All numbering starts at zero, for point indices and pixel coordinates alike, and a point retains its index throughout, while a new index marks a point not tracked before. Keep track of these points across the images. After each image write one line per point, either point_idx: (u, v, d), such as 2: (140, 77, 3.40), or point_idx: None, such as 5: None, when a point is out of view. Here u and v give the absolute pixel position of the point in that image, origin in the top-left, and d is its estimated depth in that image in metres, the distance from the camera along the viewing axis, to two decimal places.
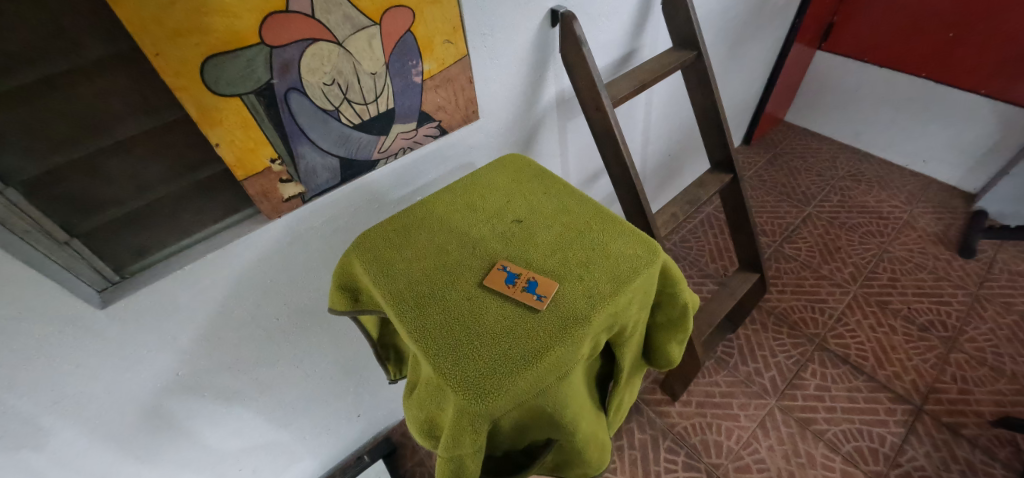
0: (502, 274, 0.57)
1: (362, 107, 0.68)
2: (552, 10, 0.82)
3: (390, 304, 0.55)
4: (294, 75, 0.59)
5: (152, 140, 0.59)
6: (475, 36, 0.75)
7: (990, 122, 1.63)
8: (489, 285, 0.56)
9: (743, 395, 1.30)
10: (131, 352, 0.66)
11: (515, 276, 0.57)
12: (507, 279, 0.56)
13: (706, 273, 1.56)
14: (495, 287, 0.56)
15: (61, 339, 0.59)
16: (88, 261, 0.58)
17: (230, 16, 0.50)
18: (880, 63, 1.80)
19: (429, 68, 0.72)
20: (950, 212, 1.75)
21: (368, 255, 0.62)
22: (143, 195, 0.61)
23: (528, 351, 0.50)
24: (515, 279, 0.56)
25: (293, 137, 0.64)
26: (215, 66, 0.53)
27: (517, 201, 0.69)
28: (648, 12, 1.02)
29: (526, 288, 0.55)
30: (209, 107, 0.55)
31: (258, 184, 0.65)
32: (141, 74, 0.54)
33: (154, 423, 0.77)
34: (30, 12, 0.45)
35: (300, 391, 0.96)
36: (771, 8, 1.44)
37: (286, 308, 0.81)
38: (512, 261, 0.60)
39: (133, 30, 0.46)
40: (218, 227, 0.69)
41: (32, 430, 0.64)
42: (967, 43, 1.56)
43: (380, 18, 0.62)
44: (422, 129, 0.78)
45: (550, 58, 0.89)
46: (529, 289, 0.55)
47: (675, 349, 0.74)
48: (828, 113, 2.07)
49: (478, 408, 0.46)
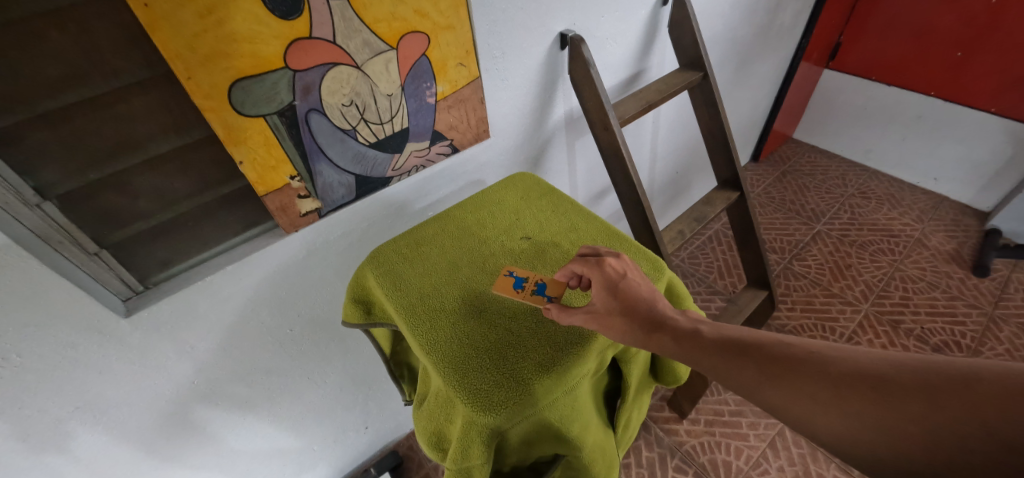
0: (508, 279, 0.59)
1: (378, 127, 0.71)
2: (560, 34, 0.85)
3: (403, 317, 0.57)
4: (315, 97, 0.62)
5: (181, 158, 0.62)
6: (487, 59, 0.78)
7: (1001, 140, 1.63)
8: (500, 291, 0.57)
9: (753, 414, 1.28)
10: (151, 360, 0.68)
11: (523, 280, 0.58)
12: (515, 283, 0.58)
13: (715, 289, 1.56)
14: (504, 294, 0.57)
15: (87, 345, 0.61)
16: (114, 271, 0.61)
17: (257, 42, 0.54)
18: (888, 81, 1.81)
19: (441, 89, 0.75)
20: (963, 230, 1.74)
21: (381, 268, 0.64)
22: (170, 209, 0.64)
23: (534, 365, 0.51)
24: (523, 283, 0.58)
25: (312, 155, 0.66)
26: (242, 89, 0.56)
27: (526, 218, 0.71)
28: (656, 34, 1.05)
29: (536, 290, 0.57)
30: (235, 127, 0.58)
31: (278, 199, 0.68)
32: (172, 95, 0.57)
33: (172, 429, 0.79)
34: (75, 38, 0.49)
35: (311, 401, 0.98)
36: (776, 29, 1.47)
37: (300, 320, 0.84)
38: (516, 266, 0.61)
39: (168, 56, 0.50)
40: (238, 240, 0.72)
41: (56, 433, 0.66)
42: (976, 61, 1.57)
43: (396, 43, 0.65)
44: (435, 148, 0.81)
45: (559, 80, 0.92)
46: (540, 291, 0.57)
47: (681, 367, 0.74)
48: (837, 131, 2.08)
49: (486, 421, 0.47)
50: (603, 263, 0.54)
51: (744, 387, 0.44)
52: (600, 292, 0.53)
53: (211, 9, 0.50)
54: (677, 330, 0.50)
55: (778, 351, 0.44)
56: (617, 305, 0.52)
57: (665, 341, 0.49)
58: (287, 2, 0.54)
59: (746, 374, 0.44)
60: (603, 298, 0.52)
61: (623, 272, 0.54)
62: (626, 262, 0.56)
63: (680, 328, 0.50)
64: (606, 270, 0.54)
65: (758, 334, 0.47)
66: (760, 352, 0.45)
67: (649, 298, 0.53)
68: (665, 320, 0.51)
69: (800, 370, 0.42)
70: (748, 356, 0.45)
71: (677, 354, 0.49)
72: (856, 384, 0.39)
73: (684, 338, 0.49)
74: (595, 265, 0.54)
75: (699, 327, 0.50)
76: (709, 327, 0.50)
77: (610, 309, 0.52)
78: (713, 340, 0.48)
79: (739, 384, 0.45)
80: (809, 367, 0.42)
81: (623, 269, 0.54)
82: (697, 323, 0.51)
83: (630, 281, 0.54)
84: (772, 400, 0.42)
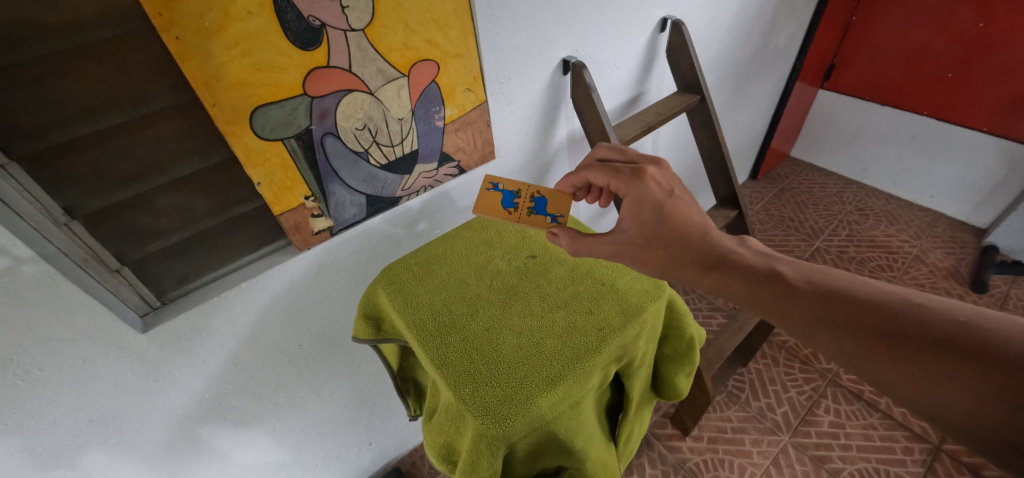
0: (497, 195, 0.71)
1: (389, 149, 0.74)
2: (563, 60, 0.89)
3: (413, 332, 0.59)
4: (330, 121, 0.65)
5: (202, 179, 0.64)
6: (494, 84, 0.81)
7: (995, 158, 1.66)
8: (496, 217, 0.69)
9: (755, 431, 1.28)
10: (165, 374, 0.70)
11: (511, 197, 0.70)
12: (505, 204, 0.70)
13: (715, 305, 1.58)
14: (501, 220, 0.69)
15: (105, 360, 0.63)
16: (133, 287, 0.64)
17: (279, 71, 0.57)
18: (881, 101, 1.85)
19: (450, 113, 0.78)
20: (960, 246, 1.76)
21: (393, 285, 0.66)
22: (189, 227, 0.66)
23: (542, 380, 0.53)
24: (515, 202, 0.70)
25: (326, 177, 0.69)
26: (263, 114, 0.59)
27: (531, 237, 0.73)
28: (654, 60, 1.09)
29: (532, 207, 0.70)
30: (255, 150, 0.61)
31: (292, 218, 0.70)
32: (197, 121, 0.60)
33: (181, 445, 0.80)
34: (110, 68, 0.52)
35: (316, 417, 0.98)
36: (771, 52, 1.51)
37: (308, 335, 0.85)
38: (498, 177, 0.72)
39: (196, 85, 0.53)
40: (253, 257, 0.74)
41: (68, 448, 0.67)
42: (967, 83, 1.61)
43: (408, 70, 0.69)
44: (443, 169, 0.84)
45: (562, 102, 0.96)
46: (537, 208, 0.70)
47: (682, 382, 0.75)
48: (833, 150, 2.12)
49: (495, 433, 0.49)
50: (644, 174, 0.60)
51: (845, 345, 0.46)
52: (646, 203, 0.59)
53: (237, 41, 0.53)
54: (750, 269, 0.55)
55: (865, 301, 0.47)
56: (659, 218, 0.58)
57: (736, 284, 0.54)
58: (307, 34, 0.57)
59: (824, 318, 0.48)
60: (648, 213, 0.59)
61: (670, 189, 0.60)
62: (665, 172, 0.62)
63: (759, 269, 0.54)
64: (646, 181, 0.60)
65: (848, 282, 0.50)
66: (866, 312, 0.46)
67: (694, 214, 0.59)
68: (723, 255, 0.57)
69: (885, 322, 0.45)
70: (831, 300, 0.49)
71: (757, 295, 0.53)
72: (945, 341, 0.41)
73: (759, 279, 0.54)
74: (638, 179, 0.60)
75: (780, 268, 0.54)
76: (795, 271, 0.54)
77: (653, 222, 0.58)
78: (797, 283, 0.52)
79: (839, 340, 0.46)
80: (895, 320, 0.44)
81: (667, 183, 0.60)
82: (777, 265, 0.55)
83: (671, 194, 0.59)
84: (850, 344, 0.46)
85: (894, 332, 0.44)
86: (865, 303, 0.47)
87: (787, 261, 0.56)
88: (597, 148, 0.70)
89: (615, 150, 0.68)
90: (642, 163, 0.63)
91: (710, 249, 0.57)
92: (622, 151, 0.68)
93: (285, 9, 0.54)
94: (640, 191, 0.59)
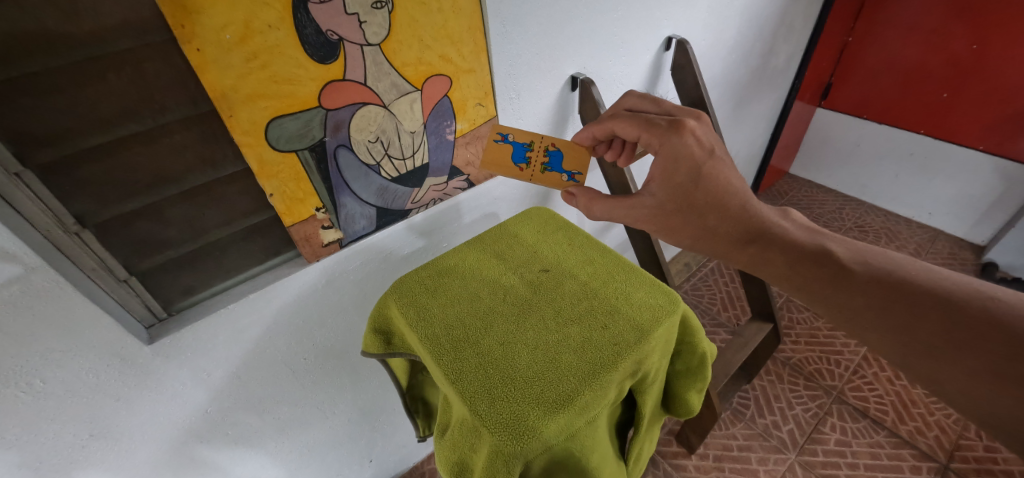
0: (508, 147, 0.75)
1: (400, 162, 0.74)
2: (572, 76, 0.90)
3: (427, 347, 0.58)
4: (344, 134, 0.65)
5: (213, 190, 0.64)
6: (504, 98, 0.82)
7: (992, 177, 1.68)
8: (507, 173, 0.75)
9: (761, 449, 1.26)
10: (166, 387, 0.69)
11: (522, 152, 0.74)
12: (516, 159, 0.74)
13: (718, 321, 1.57)
14: (512, 176, 0.75)
15: (107, 371, 0.62)
16: (140, 298, 0.63)
17: (295, 84, 0.58)
18: (879, 120, 1.87)
19: (461, 127, 0.79)
20: (960, 263, 1.78)
21: (404, 298, 0.65)
22: (198, 238, 0.66)
23: (558, 395, 0.52)
24: (527, 158, 0.74)
25: (338, 189, 0.69)
26: (278, 126, 0.59)
27: (542, 251, 0.73)
28: (659, 77, 1.11)
29: (545, 163, 0.74)
30: (269, 161, 0.61)
31: (303, 230, 0.70)
32: (211, 131, 0.59)
33: (181, 461, 0.78)
34: (129, 77, 0.52)
35: (318, 433, 0.96)
36: (770, 72, 1.54)
37: (313, 348, 0.84)
38: (508, 128, 0.74)
39: (213, 96, 0.53)
40: (260, 268, 0.74)
41: (66, 463, 0.66)
42: (962, 102, 1.64)
43: (421, 85, 0.70)
44: (452, 183, 0.85)
45: (569, 117, 0.97)
46: (550, 164, 0.74)
47: (694, 398, 0.74)
48: (832, 167, 2.14)
49: (512, 451, 0.48)
50: (681, 128, 0.61)
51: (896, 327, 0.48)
52: (684, 159, 0.60)
53: (257, 54, 0.54)
54: (795, 246, 0.57)
55: (922, 288, 0.49)
56: (695, 177, 0.60)
57: (778, 260, 0.56)
58: (325, 48, 0.58)
59: (880, 305, 0.50)
60: (685, 173, 0.60)
61: (711, 149, 0.60)
62: (704, 128, 0.63)
63: (809, 248, 0.56)
64: (684, 136, 0.60)
65: (905, 266, 0.51)
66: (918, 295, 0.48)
67: (730, 176, 0.60)
68: (764, 226, 0.59)
69: (945, 316, 0.46)
70: (886, 285, 0.50)
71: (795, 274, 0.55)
72: (1009, 337, 0.43)
73: (809, 259, 0.55)
74: (676, 135, 0.60)
75: (830, 246, 0.55)
76: (843, 247, 0.55)
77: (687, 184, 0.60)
78: (853, 266, 0.53)
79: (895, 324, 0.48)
80: (957, 313, 0.46)
81: (707, 141, 0.61)
82: (826, 243, 0.56)
83: (708, 152, 0.60)
84: (909, 337, 0.47)
85: (953, 326, 0.46)
86: (924, 291, 0.49)
87: (836, 238, 0.57)
88: (629, 98, 0.72)
89: (649, 101, 0.70)
90: (682, 117, 0.64)
91: (752, 222, 0.59)
92: (656, 102, 0.69)
93: (305, 23, 0.55)
94: (675, 146, 0.60)
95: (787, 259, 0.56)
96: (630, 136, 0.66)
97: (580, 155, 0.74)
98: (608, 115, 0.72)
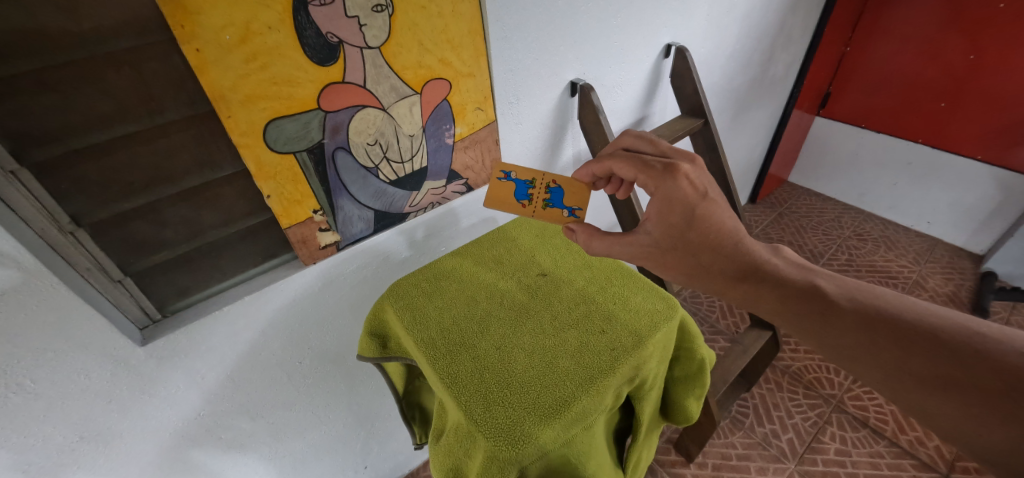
0: (511, 185, 0.73)
1: (399, 165, 0.74)
2: (571, 82, 0.90)
3: (423, 351, 0.58)
4: (343, 136, 0.65)
5: (210, 190, 0.63)
6: (504, 104, 0.83)
7: (990, 186, 1.69)
8: (510, 210, 0.74)
9: (761, 459, 1.25)
10: (160, 390, 0.68)
11: (525, 190, 0.73)
12: (519, 196, 0.73)
13: (717, 329, 1.57)
14: (516, 213, 0.74)
15: (100, 373, 0.61)
16: (135, 299, 0.63)
17: (294, 85, 0.58)
18: (877, 128, 1.88)
19: (460, 131, 0.79)
20: (959, 272, 1.77)
21: (401, 302, 0.65)
22: (194, 239, 0.65)
23: (555, 401, 0.52)
24: (530, 196, 0.73)
25: (335, 191, 0.69)
26: (276, 128, 0.59)
27: (541, 256, 0.73)
28: (658, 84, 1.11)
29: (546, 200, 0.73)
30: (267, 163, 0.61)
31: (300, 232, 0.70)
32: (210, 132, 0.59)
33: (174, 464, 0.77)
34: (128, 77, 0.52)
35: (313, 438, 0.95)
36: (769, 80, 1.55)
37: (308, 352, 0.83)
38: (510, 166, 0.73)
39: (212, 97, 0.53)
40: (257, 270, 0.74)
41: (52, 465, 0.64)
42: (959, 112, 1.65)
43: (420, 88, 0.70)
44: (451, 186, 0.85)
45: (568, 123, 0.98)
46: (552, 200, 0.73)
47: (692, 405, 0.74)
48: (831, 176, 2.15)
49: (507, 457, 0.47)
50: (676, 172, 0.60)
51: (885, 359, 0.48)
52: (677, 203, 0.60)
53: (256, 55, 0.54)
54: (786, 284, 0.56)
55: (910, 322, 0.49)
56: (688, 218, 0.59)
57: (770, 298, 0.56)
58: (325, 50, 0.58)
59: (871, 341, 0.49)
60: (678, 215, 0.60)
61: (704, 193, 0.60)
62: (698, 172, 0.61)
63: (799, 285, 0.55)
64: (678, 180, 0.59)
65: (892, 301, 0.51)
66: (906, 327, 0.48)
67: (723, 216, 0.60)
68: (757, 265, 0.58)
69: (935, 348, 0.46)
70: (877, 321, 0.50)
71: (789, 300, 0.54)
72: (1000, 375, 0.42)
73: (797, 295, 0.54)
74: (668, 178, 0.60)
75: (820, 283, 0.55)
76: (830, 282, 0.55)
77: (678, 224, 0.60)
78: (841, 302, 0.52)
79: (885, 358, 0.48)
80: (947, 349, 0.46)
81: (700, 184, 0.60)
82: (815, 279, 0.55)
83: (703, 198, 0.59)
84: (899, 369, 0.47)
85: (944, 359, 0.45)
86: (915, 327, 0.48)
87: (825, 274, 0.56)
88: (626, 137, 0.71)
89: (646, 141, 0.68)
90: (677, 160, 0.62)
91: (743, 260, 0.58)
92: (653, 142, 0.67)
93: (304, 25, 0.55)
94: (669, 189, 0.60)
95: (774, 292, 0.56)
96: (627, 176, 0.65)
97: (581, 193, 0.73)
98: (606, 154, 0.70)
